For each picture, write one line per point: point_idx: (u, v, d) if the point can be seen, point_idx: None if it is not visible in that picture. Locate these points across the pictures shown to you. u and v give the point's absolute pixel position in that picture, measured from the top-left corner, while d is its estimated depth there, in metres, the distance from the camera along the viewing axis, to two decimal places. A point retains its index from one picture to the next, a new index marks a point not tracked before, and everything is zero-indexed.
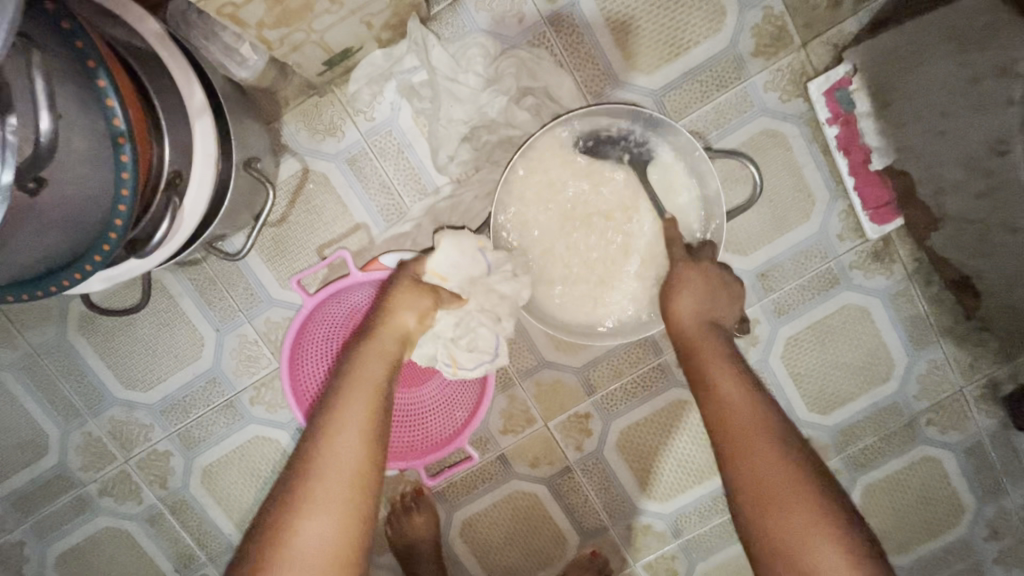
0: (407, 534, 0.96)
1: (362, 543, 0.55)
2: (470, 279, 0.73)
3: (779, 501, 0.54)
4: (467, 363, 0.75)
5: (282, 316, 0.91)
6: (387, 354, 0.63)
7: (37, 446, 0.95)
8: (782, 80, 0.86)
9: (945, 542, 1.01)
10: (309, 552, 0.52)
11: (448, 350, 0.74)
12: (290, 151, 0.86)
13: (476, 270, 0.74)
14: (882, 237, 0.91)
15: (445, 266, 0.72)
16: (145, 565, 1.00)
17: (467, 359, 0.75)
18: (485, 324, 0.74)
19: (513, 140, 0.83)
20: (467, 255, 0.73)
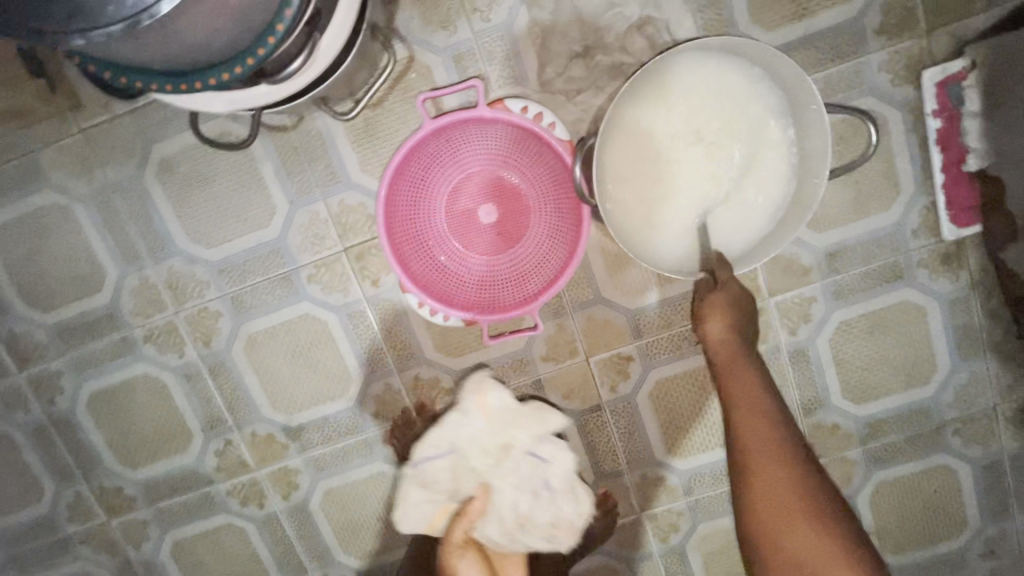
0: (418, 443, 0.98)
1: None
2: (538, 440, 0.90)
3: (765, 499, 0.68)
4: (537, 538, 0.92)
5: (434, 447, 0.91)
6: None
7: (94, 282, 0.96)
8: (898, 64, 0.85)
9: (939, 551, 1.04)
10: None
11: (507, 536, 0.92)
12: (399, 36, 0.85)
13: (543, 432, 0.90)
14: (957, 242, 0.91)
15: (472, 432, 0.91)
16: (174, 418, 1.02)
17: (540, 528, 0.92)
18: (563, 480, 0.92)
19: (624, 68, 0.84)
20: (441, 441, 0.91)
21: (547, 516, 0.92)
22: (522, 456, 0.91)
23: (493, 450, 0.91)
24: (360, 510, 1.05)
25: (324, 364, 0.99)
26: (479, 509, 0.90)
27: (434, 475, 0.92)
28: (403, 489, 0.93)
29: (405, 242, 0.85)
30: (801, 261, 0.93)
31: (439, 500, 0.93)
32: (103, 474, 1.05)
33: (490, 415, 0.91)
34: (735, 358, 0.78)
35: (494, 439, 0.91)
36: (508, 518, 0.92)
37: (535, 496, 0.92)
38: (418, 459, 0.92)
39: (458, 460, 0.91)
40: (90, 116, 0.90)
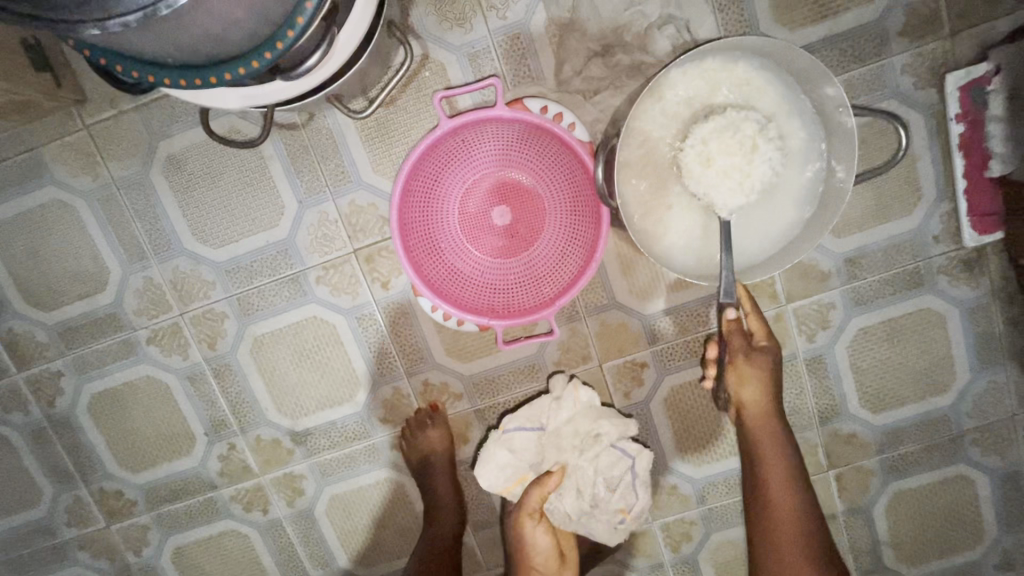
0: (422, 449, 0.96)
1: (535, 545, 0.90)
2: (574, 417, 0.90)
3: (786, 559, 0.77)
4: (603, 522, 0.90)
5: (530, 419, 0.91)
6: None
7: (97, 281, 0.94)
8: (921, 67, 0.84)
9: (955, 562, 1.02)
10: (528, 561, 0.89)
11: (580, 513, 0.90)
12: (414, 33, 0.84)
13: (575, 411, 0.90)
14: (978, 249, 0.90)
15: (566, 416, 0.90)
16: (176, 421, 1.00)
17: (610, 513, 0.89)
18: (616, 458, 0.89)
19: (643, 68, 0.82)
20: (534, 415, 0.91)
21: (622, 503, 0.88)
22: (606, 448, 0.88)
23: (583, 436, 0.89)
24: (367, 517, 1.03)
25: (333, 367, 0.97)
26: (556, 483, 0.86)
27: (522, 446, 0.91)
28: (489, 450, 0.91)
29: (418, 243, 0.83)
30: (819, 266, 0.91)
31: (521, 468, 0.91)
32: (104, 478, 1.03)
33: (581, 405, 0.90)
34: (765, 417, 0.83)
35: (588, 425, 0.89)
36: (585, 496, 0.88)
37: (610, 484, 0.88)
38: (511, 429, 0.91)
39: (547, 436, 0.90)
40: (95, 111, 0.88)
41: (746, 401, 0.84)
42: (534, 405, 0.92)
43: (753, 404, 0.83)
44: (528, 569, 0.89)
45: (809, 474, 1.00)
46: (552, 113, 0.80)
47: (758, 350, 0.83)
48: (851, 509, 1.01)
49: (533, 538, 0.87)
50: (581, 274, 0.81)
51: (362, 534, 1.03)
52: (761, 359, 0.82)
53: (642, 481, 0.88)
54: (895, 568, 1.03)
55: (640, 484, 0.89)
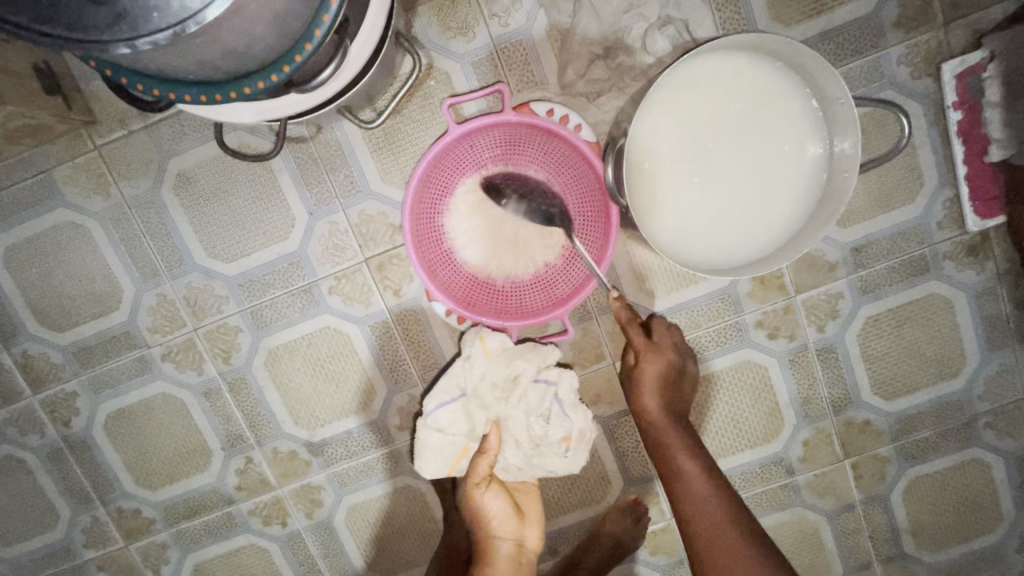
0: None
1: (487, 510, 0.86)
2: (476, 363, 0.86)
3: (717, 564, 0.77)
4: (553, 456, 0.86)
5: (447, 392, 0.87)
6: (509, 535, 0.87)
7: (110, 300, 0.95)
8: (917, 57, 0.85)
9: (975, 546, 1.02)
10: (489, 528, 0.86)
11: (525, 458, 0.87)
12: (417, 43, 0.85)
13: (479, 362, 0.86)
14: (982, 233, 0.91)
15: (480, 372, 0.86)
16: (192, 436, 1.00)
17: (555, 444, 0.85)
18: (534, 390, 0.84)
19: (646, 68, 0.83)
20: (450, 385, 0.87)
21: (562, 430, 0.85)
22: (529, 386, 0.84)
23: (501, 383, 0.85)
24: (385, 525, 1.02)
25: (348, 376, 0.97)
26: (496, 443, 0.85)
27: (449, 420, 0.87)
28: (422, 437, 0.88)
29: (430, 250, 0.84)
30: (826, 257, 0.92)
31: (459, 441, 0.88)
32: (121, 497, 1.03)
33: (493, 356, 0.85)
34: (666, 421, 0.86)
35: (505, 373, 0.85)
36: (525, 441, 0.85)
37: (543, 419, 0.84)
38: (431, 410, 0.87)
39: (470, 400, 0.87)
40: (106, 132, 0.89)
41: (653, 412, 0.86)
42: (449, 375, 0.88)
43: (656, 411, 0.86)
44: (487, 537, 0.86)
45: (825, 465, 1.00)
46: (558, 116, 0.82)
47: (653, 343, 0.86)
48: (869, 497, 1.01)
49: (486, 502, 0.86)
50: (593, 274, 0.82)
51: (381, 542, 1.03)
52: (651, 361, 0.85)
53: (570, 403, 0.86)
54: (916, 555, 1.03)
55: (569, 407, 0.86)
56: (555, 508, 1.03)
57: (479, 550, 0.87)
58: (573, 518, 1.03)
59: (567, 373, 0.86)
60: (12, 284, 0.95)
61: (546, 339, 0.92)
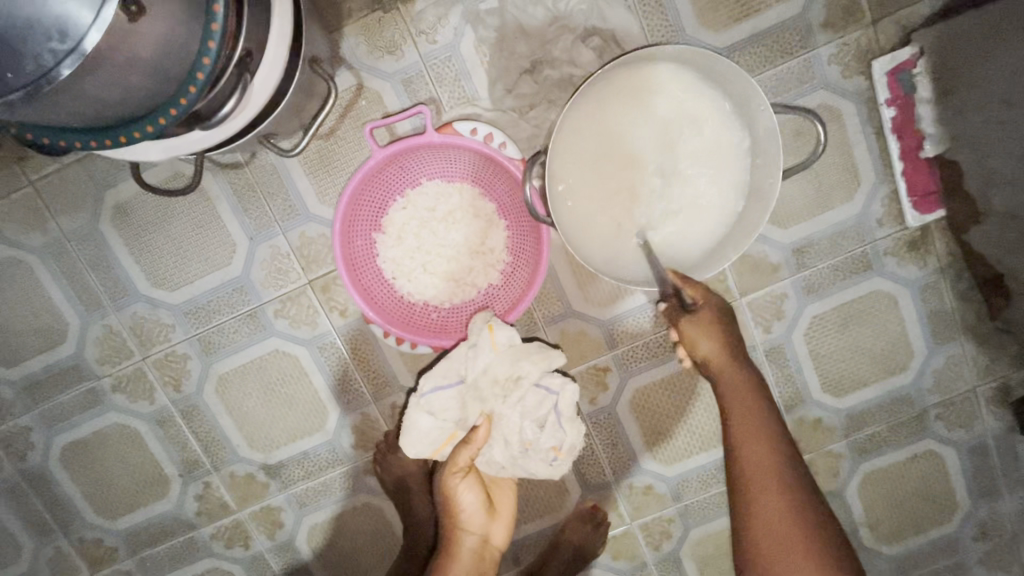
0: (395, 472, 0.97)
1: (462, 499, 0.84)
2: (488, 357, 0.81)
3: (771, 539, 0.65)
4: (538, 462, 0.83)
5: (445, 376, 0.84)
6: (476, 529, 0.85)
7: (56, 333, 0.94)
8: (847, 56, 0.85)
9: (933, 536, 1.03)
10: (462, 517, 0.85)
11: (510, 459, 0.84)
12: (346, 65, 0.85)
13: (489, 355, 0.81)
14: (922, 228, 0.91)
15: (483, 365, 0.81)
16: (149, 465, 1.00)
17: (543, 452, 0.83)
18: (539, 396, 0.81)
19: (575, 80, 0.83)
20: (451, 369, 0.84)
21: (553, 441, 0.82)
22: (530, 389, 0.81)
23: (503, 381, 0.81)
24: (349, 543, 1.03)
25: (300, 398, 0.97)
26: (485, 436, 0.81)
27: (441, 405, 0.84)
28: (411, 416, 0.84)
29: (368, 272, 0.85)
30: (769, 259, 0.93)
31: (448, 427, 0.85)
32: (83, 527, 1.03)
33: (499, 349, 0.81)
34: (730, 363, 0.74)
35: (508, 371, 0.81)
36: (514, 444, 0.82)
37: (538, 424, 0.81)
38: (427, 391, 0.84)
39: (467, 389, 0.83)
40: (39, 167, 0.89)
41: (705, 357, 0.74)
42: (452, 359, 0.84)
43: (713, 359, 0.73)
44: (454, 526, 0.85)
45: None
46: (482, 134, 0.80)
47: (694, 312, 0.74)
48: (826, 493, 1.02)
49: (460, 494, 0.84)
50: (529, 289, 0.83)
51: (345, 560, 1.04)
52: (705, 322, 0.73)
53: (567, 416, 0.83)
54: (875, 547, 1.04)
55: (565, 420, 0.83)
56: (516, 518, 1.04)
57: (445, 540, 0.85)
58: (533, 527, 1.04)
59: (571, 385, 0.83)
60: None
61: None
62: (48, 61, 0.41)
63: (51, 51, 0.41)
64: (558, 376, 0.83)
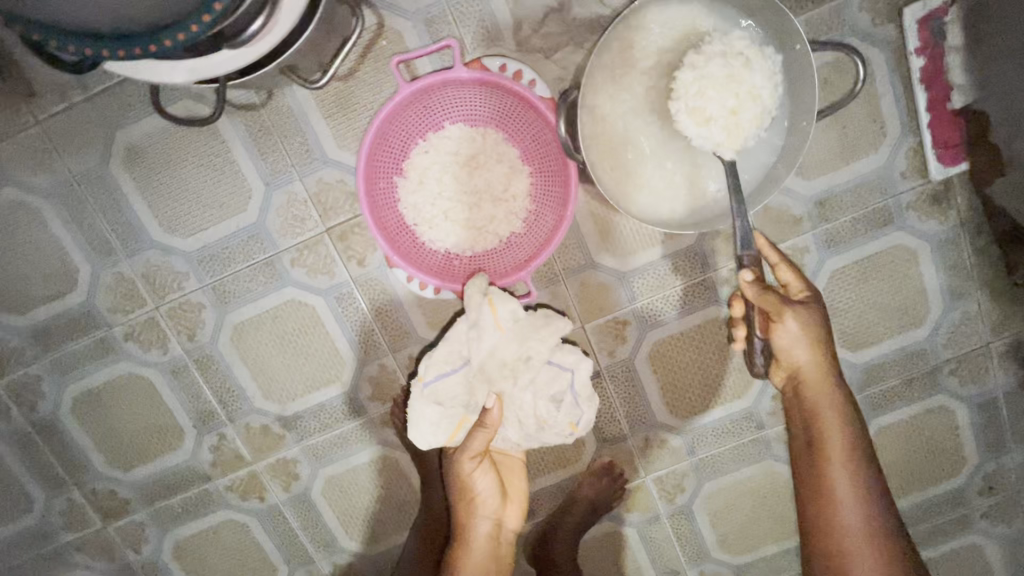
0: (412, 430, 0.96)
1: (474, 489, 0.85)
2: (491, 334, 0.80)
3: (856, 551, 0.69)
4: (554, 435, 0.85)
5: (447, 361, 0.83)
6: (489, 515, 0.88)
7: (66, 281, 0.92)
8: (878, 2, 0.84)
9: (940, 490, 1.05)
10: (477, 501, 0.86)
11: (526, 436, 0.85)
12: (366, 2, 0.82)
13: (492, 333, 0.80)
14: (945, 181, 0.91)
15: (489, 346, 0.80)
16: (163, 416, 0.99)
17: (559, 428, 0.83)
18: (550, 370, 0.81)
19: (602, 21, 0.81)
20: (453, 353, 0.83)
21: (569, 416, 0.83)
22: (542, 366, 0.81)
23: (511, 361, 0.80)
24: (364, 495, 1.03)
25: (316, 349, 0.96)
26: (498, 417, 0.81)
27: (449, 393, 0.81)
28: (417, 409, 0.82)
29: (389, 216, 0.83)
30: (791, 211, 0.92)
31: (457, 413, 0.82)
32: (95, 478, 1.02)
33: (504, 327, 0.80)
34: (822, 380, 0.74)
35: (516, 351, 0.80)
36: (529, 422, 0.82)
37: (554, 401, 0.81)
38: (430, 379, 0.82)
39: (473, 371, 0.82)
40: (46, 105, 0.86)
41: (802, 363, 0.73)
42: (451, 343, 0.84)
43: (809, 364, 0.73)
44: (468, 513, 0.87)
45: None
46: (511, 71, 0.80)
47: (801, 303, 0.74)
48: None
49: (475, 481, 0.85)
50: (554, 235, 0.82)
51: (360, 511, 1.04)
52: (813, 316, 0.73)
53: (583, 394, 0.84)
54: None
55: (580, 395, 0.84)
56: (531, 471, 1.04)
57: (458, 528, 0.87)
58: (548, 481, 1.05)
59: (585, 361, 0.83)
60: None
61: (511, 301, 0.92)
62: None
63: None
64: (570, 353, 0.83)
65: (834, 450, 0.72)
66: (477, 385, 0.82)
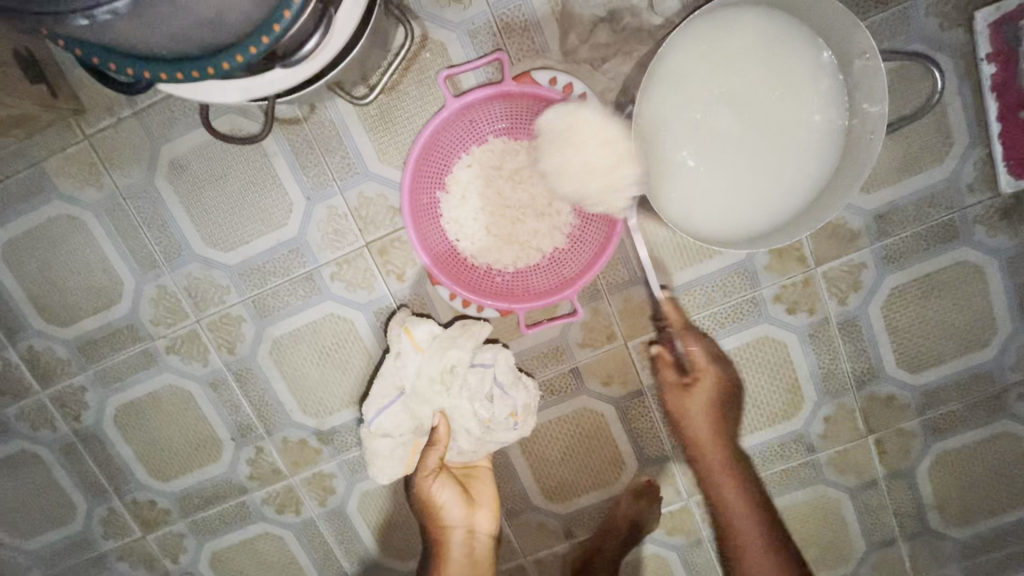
0: None
1: (436, 502, 0.86)
2: (405, 359, 0.83)
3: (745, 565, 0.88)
4: (504, 431, 0.85)
5: (383, 395, 0.84)
6: (459, 524, 0.88)
7: (111, 293, 0.93)
8: (947, 6, 0.79)
9: (1005, 520, 0.99)
10: (444, 516, 0.87)
11: (478, 441, 0.86)
12: (410, 13, 0.81)
13: (409, 359, 0.83)
14: (1017, 194, 0.85)
15: (415, 368, 0.83)
16: (203, 428, 1.00)
17: (504, 422, 0.84)
18: (471, 368, 0.82)
19: (654, 29, 0.79)
20: (388, 387, 0.84)
21: (507, 408, 0.83)
22: (467, 372, 0.82)
23: (439, 376, 0.82)
24: (398, 511, 1.02)
25: (353, 364, 0.95)
26: (446, 432, 0.83)
27: (393, 423, 0.84)
28: (371, 447, 0.85)
29: (432, 232, 0.82)
30: (848, 226, 0.88)
31: (407, 438, 0.85)
32: (135, 489, 1.03)
33: (423, 347, 0.83)
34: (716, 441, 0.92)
35: (439, 365, 0.82)
36: (475, 427, 0.84)
37: (488, 399, 0.83)
38: (374, 417, 0.84)
39: (410, 397, 0.83)
40: (95, 121, 0.87)
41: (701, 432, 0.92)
42: (382, 377, 0.85)
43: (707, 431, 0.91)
44: (440, 524, 0.88)
45: (848, 441, 0.97)
46: (562, 85, 0.78)
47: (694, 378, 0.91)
48: (893, 474, 0.98)
49: (437, 494, 0.86)
50: (602, 252, 0.79)
51: (395, 527, 1.03)
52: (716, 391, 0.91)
53: (510, 381, 0.84)
54: (942, 530, 1.00)
55: (512, 384, 0.85)
56: (569, 491, 1.01)
57: (435, 542, 0.89)
58: (588, 501, 1.02)
59: (502, 352, 0.84)
60: (14, 280, 0.94)
61: (555, 319, 0.89)
62: None
63: None
64: (488, 349, 0.84)
65: (731, 499, 0.91)
66: (421, 406, 0.83)
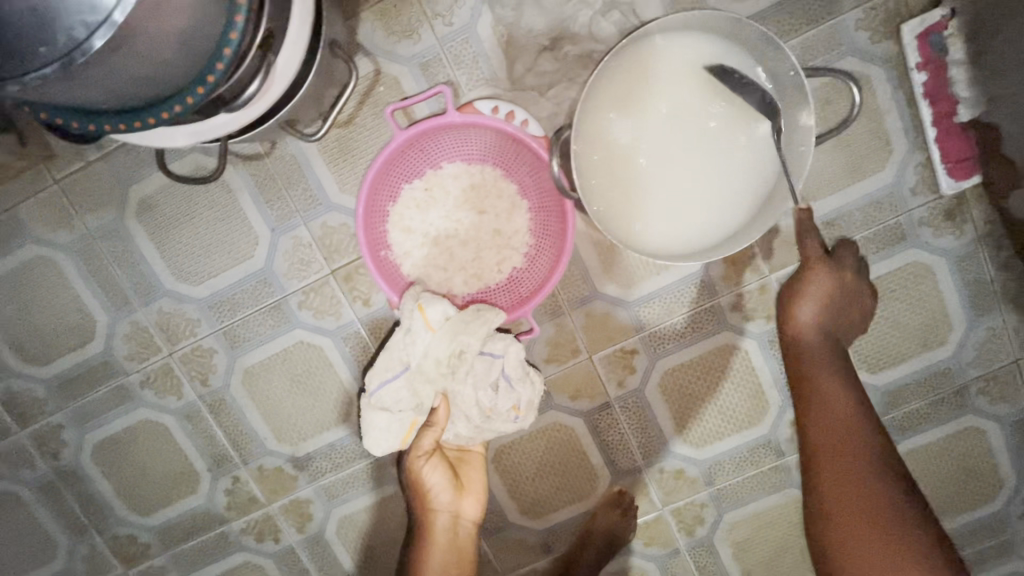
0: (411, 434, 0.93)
1: (423, 484, 0.82)
2: (415, 335, 0.78)
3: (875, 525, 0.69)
4: (502, 423, 0.80)
5: (388, 368, 0.80)
6: (444, 508, 0.84)
7: (85, 331, 0.95)
8: (875, 20, 0.83)
9: (977, 514, 1.00)
10: (431, 498, 0.83)
11: (477, 429, 0.80)
12: (362, 50, 0.84)
13: (422, 333, 0.78)
14: (959, 196, 0.88)
15: (422, 347, 0.78)
16: (180, 460, 1.01)
17: (504, 414, 0.79)
18: (480, 354, 0.77)
19: (595, 55, 0.82)
20: (393, 359, 0.80)
21: (511, 401, 0.78)
22: (475, 358, 0.77)
23: (446, 359, 0.77)
24: (376, 534, 1.03)
25: (325, 389, 0.97)
26: (445, 416, 0.78)
27: (393, 398, 0.80)
28: (366, 417, 0.80)
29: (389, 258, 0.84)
30: None
31: (406, 416, 0.80)
32: (116, 524, 1.04)
33: (435, 328, 0.78)
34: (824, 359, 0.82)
35: (448, 348, 0.77)
36: (475, 415, 0.78)
37: (492, 388, 0.78)
38: (375, 388, 0.80)
39: (413, 374, 0.79)
40: (64, 166, 0.90)
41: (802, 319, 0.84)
42: (390, 350, 0.80)
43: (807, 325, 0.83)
44: (426, 509, 0.84)
45: None
46: (505, 113, 0.80)
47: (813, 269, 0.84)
48: None
49: (425, 475, 0.82)
50: (553, 271, 0.82)
51: (375, 550, 1.03)
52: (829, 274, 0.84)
53: (518, 376, 0.79)
54: None
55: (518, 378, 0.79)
56: (546, 505, 1.02)
57: (420, 524, 0.85)
58: (565, 514, 1.02)
59: (514, 344, 0.78)
60: None
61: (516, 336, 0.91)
62: (80, 33, 0.39)
63: (83, 23, 0.39)
64: (501, 338, 0.78)
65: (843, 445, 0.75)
66: (423, 383, 0.79)
